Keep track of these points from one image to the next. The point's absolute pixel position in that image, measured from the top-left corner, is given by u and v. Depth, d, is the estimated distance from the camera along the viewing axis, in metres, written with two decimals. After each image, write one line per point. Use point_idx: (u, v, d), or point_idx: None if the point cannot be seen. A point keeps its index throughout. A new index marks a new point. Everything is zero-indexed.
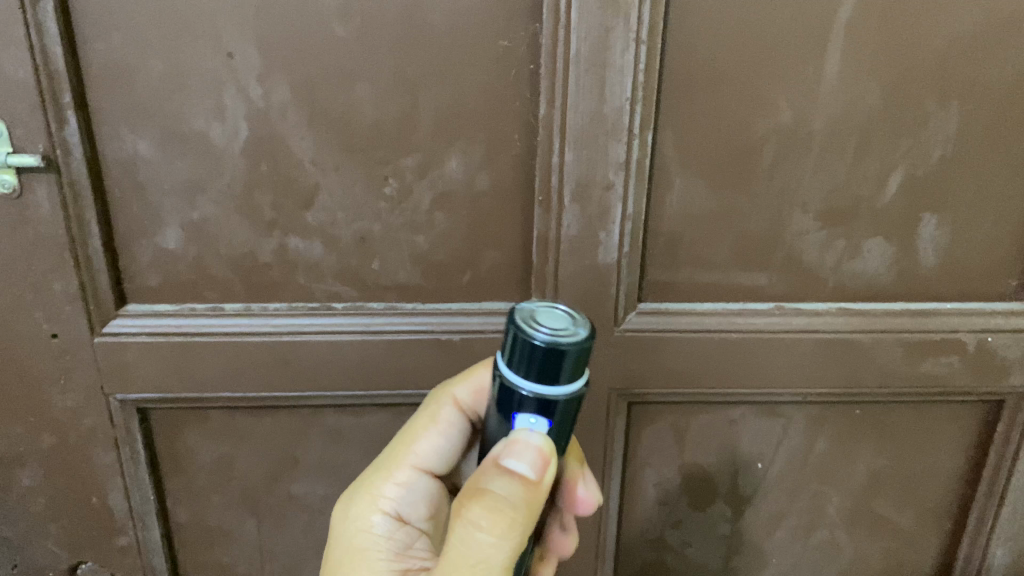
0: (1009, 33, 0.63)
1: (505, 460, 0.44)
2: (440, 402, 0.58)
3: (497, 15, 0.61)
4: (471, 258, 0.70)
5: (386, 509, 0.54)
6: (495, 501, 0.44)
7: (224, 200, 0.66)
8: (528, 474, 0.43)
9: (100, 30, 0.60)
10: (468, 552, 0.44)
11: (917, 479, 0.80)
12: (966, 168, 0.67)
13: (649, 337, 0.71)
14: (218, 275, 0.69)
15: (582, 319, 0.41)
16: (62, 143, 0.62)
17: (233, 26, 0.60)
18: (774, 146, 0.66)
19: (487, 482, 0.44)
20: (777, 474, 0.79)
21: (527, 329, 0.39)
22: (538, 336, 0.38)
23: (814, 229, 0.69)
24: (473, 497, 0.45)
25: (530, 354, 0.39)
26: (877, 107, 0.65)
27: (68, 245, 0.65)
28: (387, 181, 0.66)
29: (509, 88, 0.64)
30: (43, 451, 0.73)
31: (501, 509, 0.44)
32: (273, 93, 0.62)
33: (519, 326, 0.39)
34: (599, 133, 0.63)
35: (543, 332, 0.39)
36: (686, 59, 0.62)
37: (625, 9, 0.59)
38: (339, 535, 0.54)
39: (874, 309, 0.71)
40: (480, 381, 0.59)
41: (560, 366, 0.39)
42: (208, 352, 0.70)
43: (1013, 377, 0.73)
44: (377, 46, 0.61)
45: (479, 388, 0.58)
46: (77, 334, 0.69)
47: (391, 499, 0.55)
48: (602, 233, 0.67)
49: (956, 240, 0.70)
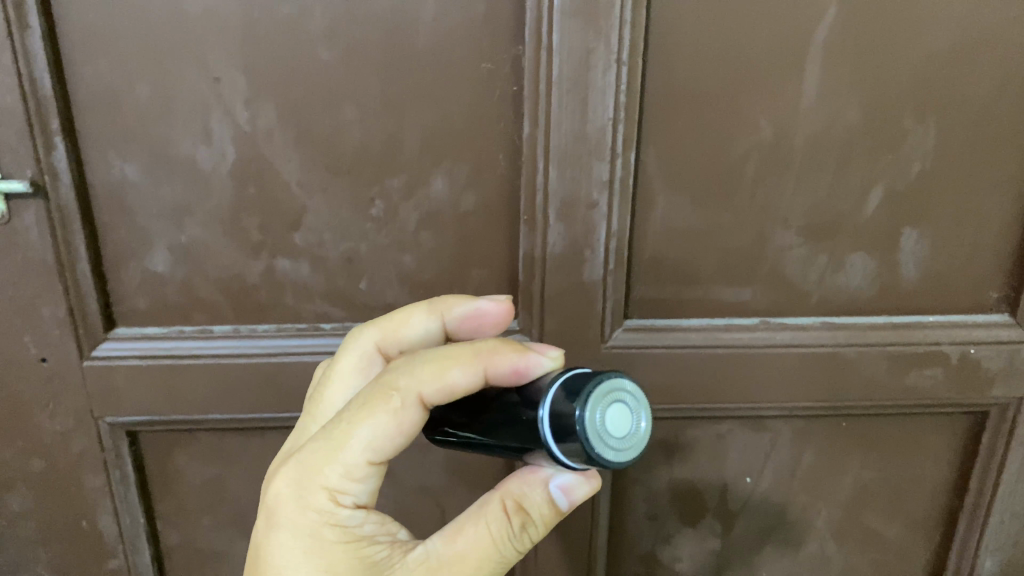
0: (984, 49, 0.64)
1: (551, 486, 0.45)
2: (401, 395, 0.43)
3: (480, 38, 0.62)
4: (458, 277, 0.70)
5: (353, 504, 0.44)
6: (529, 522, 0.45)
7: (212, 223, 0.67)
8: (568, 506, 0.45)
9: (87, 57, 0.61)
10: (487, 555, 0.44)
11: (905, 490, 0.80)
12: (945, 182, 0.68)
13: (635, 354, 0.71)
14: (207, 297, 0.69)
15: (626, 451, 0.37)
16: (50, 169, 0.63)
17: (219, 51, 0.61)
18: (755, 163, 0.67)
19: (528, 501, 0.45)
20: (765, 488, 0.80)
21: (585, 398, 0.36)
22: (578, 412, 0.36)
23: (797, 244, 0.70)
24: (512, 510, 0.45)
25: (566, 412, 0.37)
26: (855, 123, 0.66)
27: (57, 270, 0.66)
28: (374, 202, 0.67)
29: (493, 109, 0.64)
30: (32, 476, 0.73)
31: (536, 529, 0.45)
32: (259, 116, 0.63)
33: (588, 390, 0.37)
34: (583, 152, 0.64)
35: (585, 417, 0.36)
36: (667, 79, 0.63)
37: (606, 30, 0.60)
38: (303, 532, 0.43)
39: (857, 322, 0.72)
40: (452, 376, 0.44)
41: (563, 437, 0.37)
42: (196, 374, 0.70)
43: (997, 388, 0.74)
44: (362, 69, 0.62)
45: (451, 387, 0.44)
46: (66, 358, 0.69)
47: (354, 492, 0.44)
48: (587, 250, 0.67)
49: (937, 253, 0.71)
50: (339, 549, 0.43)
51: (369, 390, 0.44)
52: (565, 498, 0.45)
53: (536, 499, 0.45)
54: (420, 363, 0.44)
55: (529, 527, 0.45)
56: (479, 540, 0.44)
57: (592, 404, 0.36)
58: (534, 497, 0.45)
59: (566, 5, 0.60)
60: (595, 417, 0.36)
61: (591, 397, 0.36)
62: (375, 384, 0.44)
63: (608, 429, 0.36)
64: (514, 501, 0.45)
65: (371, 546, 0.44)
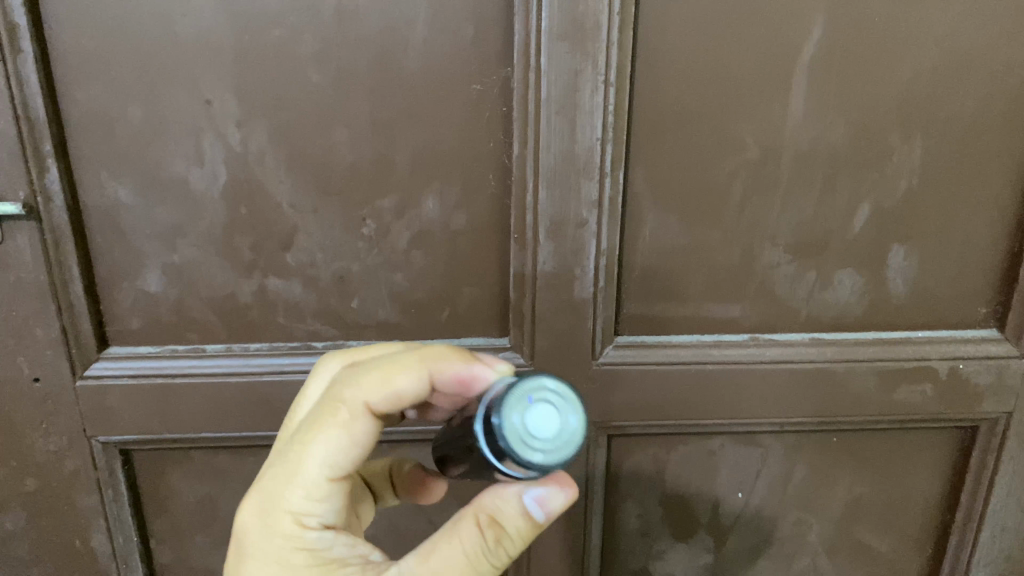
0: (967, 69, 0.64)
1: (525, 499, 0.45)
2: (348, 406, 0.45)
3: (469, 61, 0.63)
4: (450, 295, 0.71)
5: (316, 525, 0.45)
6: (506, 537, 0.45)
7: (204, 244, 0.67)
8: (544, 517, 0.45)
9: (80, 80, 0.61)
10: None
11: (896, 505, 0.81)
12: (931, 200, 0.69)
13: (626, 371, 0.72)
14: (199, 316, 0.70)
15: (558, 447, 0.39)
16: (43, 191, 0.63)
17: (211, 74, 0.62)
18: (742, 182, 0.67)
19: (503, 518, 0.45)
20: (757, 503, 0.80)
21: (503, 405, 0.39)
22: (497, 418, 0.39)
23: (785, 261, 0.70)
24: (487, 528, 0.45)
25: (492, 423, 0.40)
26: (841, 142, 0.66)
27: (50, 291, 0.66)
28: (365, 222, 0.67)
29: (483, 130, 0.65)
30: (26, 495, 0.73)
31: (513, 542, 0.46)
32: (251, 138, 0.64)
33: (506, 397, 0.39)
34: (571, 172, 0.65)
35: (504, 420, 0.39)
36: (655, 99, 0.64)
37: (593, 52, 0.61)
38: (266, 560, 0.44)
39: (846, 338, 0.72)
40: (398, 383, 0.46)
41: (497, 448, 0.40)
42: (189, 393, 0.71)
43: (986, 403, 0.74)
44: (352, 91, 0.63)
45: (398, 394, 0.46)
46: (59, 378, 0.69)
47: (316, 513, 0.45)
48: (577, 269, 0.68)
49: (924, 270, 0.71)
50: (311, 573, 0.44)
51: (319, 405, 0.46)
52: (541, 510, 0.45)
53: (509, 512, 0.45)
54: (366, 374, 0.46)
55: (507, 543, 0.46)
56: (454, 560, 0.45)
57: (508, 410, 0.39)
58: (507, 513, 0.45)
59: (553, 27, 0.60)
60: (513, 420, 0.39)
61: (507, 401, 0.39)
62: (323, 401, 0.46)
63: (532, 429, 0.39)
64: (488, 516, 0.45)
65: (342, 568, 0.45)
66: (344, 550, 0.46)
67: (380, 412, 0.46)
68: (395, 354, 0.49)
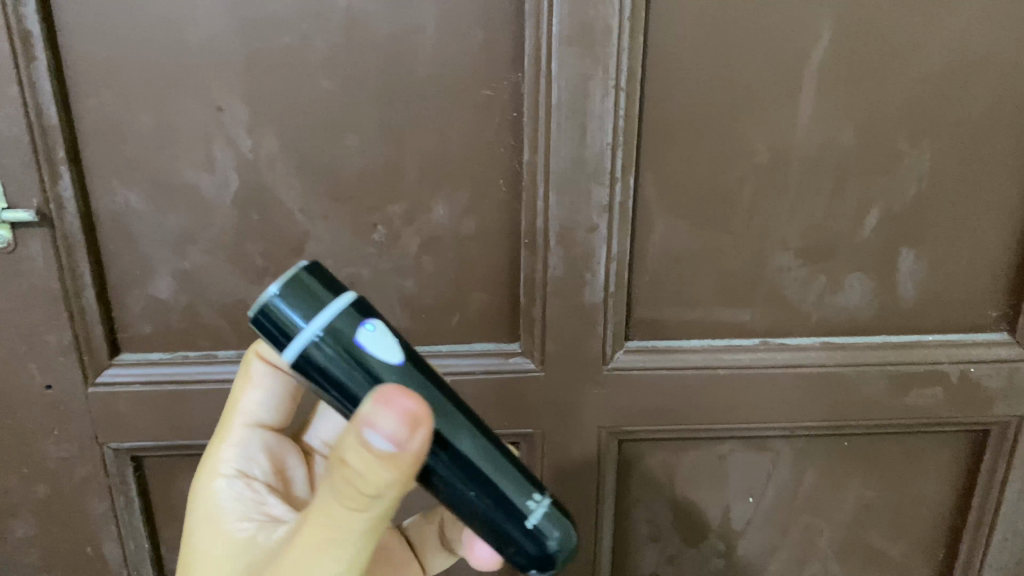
0: (975, 73, 0.65)
1: (362, 430, 0.35)
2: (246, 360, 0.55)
3: (479, 67, 0.63)
4: (460, 301, 0.71)
5: (228, 472, 0.53)
6: (349, 474, 0.36)
7: (215, 250, 0.67)
8: (383, 444, 0.35)
9: (92, 88, 0.62)
10: (336, 516, 0.38)
11: (906, 509, 0.80)
12: (940, 203, 0.69)
13: (636, 375, 0.72)
14: (210, 323, 0.70)
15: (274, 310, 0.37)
16: (56, 198, 0.63)
17: (222, 81, 0.62)
18: (752, 186, 0.67)
19: (343, 451, 0.36)
20: (768, 508, 0.80)
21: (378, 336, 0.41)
22: None
23: (795, 265, 0.70)
24: (337, 466, 0.37)
25: None
26: (851, 146, 0.66)
27: (62, 297, 0.66)
28: (375, 228, 0.67)
29: (492, 135, 0.65)
30: (37, 502, 0.73)
31: (365, 481, 0.36)
32: (262, 145, 0.64)
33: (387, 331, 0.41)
34: (581, 176, 0.65)
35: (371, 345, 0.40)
36: (663, 104, 0.64)
37: (603, 58, 0.61)
38: (192, 507, 0.52)
39: (856, 342, 0.72)
40: None
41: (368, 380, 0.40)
42: (200, 399, 0.71)
43: (997, 407, 0.74)
44: (363, 97, 0.63)
45: None
46: (70, 385, 0.69)
47: (227, 461, 0.54)
48: (587, 273, 0.68)
49: (934, 273, 0.71)
50: (210, 513, 0.51)
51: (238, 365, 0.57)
52: (378, 437, 0.35)
53: (349, 443, 0.36)
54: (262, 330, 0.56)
55: (360, 483, 0.36)
56: (325, 500, 0.39)
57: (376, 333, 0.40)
58: (346, 449, 0.36)
59: (563, 33, 0.60)
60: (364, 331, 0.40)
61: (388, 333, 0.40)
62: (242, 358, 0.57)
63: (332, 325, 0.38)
64: (336, 455, 0.36)
65: (239, 521, 0.50)
66: (250, 505, 0.51)
67: (275, 359, 0.55)
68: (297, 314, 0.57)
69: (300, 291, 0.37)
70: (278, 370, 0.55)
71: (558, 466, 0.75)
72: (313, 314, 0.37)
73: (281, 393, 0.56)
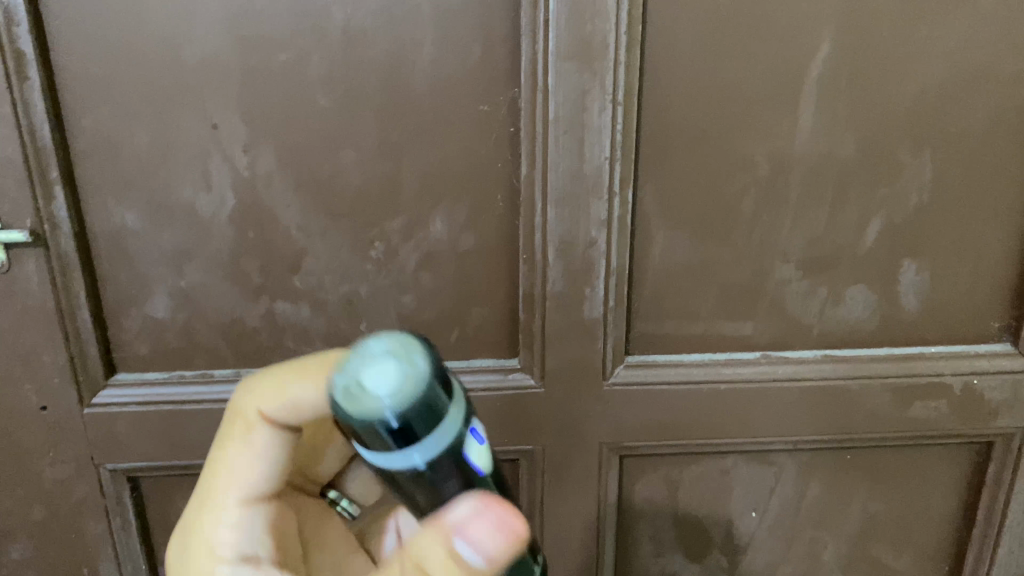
0: (975, 83, 0.64)
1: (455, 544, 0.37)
2: (243, 419, 0.47)
3: (476, 81, 0.62)
4: (459, 316, 0.70)
5: (228, 558, 0.46)
6: None
7: (212, 268, 0.67)
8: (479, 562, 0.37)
9: (86, 106, 0.61)
10: None
11: (912, 522, 0.80)
12: (942, 214, 0.68)
13: (637, 390, 0.71)
14: (207, 341, 0.69)
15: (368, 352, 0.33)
16: (50, 218, 0.63)
17: (218, 98, 0.62)
18: (751, 199, 0.67)
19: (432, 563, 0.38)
20: (771, 522, 0.79)
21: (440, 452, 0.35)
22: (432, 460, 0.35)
23: (797, 278, 0.70)
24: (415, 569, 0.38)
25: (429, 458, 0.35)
26: (851, 158, 0.66)
27: (57, 318, 0.66)
28: (373, 244, 0.67)
29: (490, 150, 0.65)
30: (33, 524, 0.73)
31: None
32: (258, 162, 0.64)
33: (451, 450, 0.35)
34: (580, 191, 0.64)
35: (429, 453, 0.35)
36: (662, 118, 0.64)
37: (601, 72, 0.61)
38: None
39: (859, 355, 0.72)
40: (294, 393, 0.46)
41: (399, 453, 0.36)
42: (197, 419, 0.70)
43: (1001, 419, 0.74)
44: (359, 114, 0.63)
45: (292, 402, 0.47)
46: (67, 405, 0.69)
47: (227, 545, 0.46)
48: (587, 288, 0.67)
49: (936, 285, 0.71)
50: None
51: (225, 420, 0.48)
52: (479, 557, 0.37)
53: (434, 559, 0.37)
54: (256, 382, 0.48)
55: None
56: None
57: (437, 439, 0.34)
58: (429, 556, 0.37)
59: (560, 47, 0.60)
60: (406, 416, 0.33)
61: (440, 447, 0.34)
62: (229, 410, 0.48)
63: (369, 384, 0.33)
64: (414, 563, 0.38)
65: None
66: None
67: (281, 419, 0.47)
68: (296, 362, 0.48)
69: (399, 354, 0.33)
70: (280, 434, 0.48)
71: (560, 482, 0.74)
72: (387, 388, 0.32)
73: (280, 451, 0.48)
